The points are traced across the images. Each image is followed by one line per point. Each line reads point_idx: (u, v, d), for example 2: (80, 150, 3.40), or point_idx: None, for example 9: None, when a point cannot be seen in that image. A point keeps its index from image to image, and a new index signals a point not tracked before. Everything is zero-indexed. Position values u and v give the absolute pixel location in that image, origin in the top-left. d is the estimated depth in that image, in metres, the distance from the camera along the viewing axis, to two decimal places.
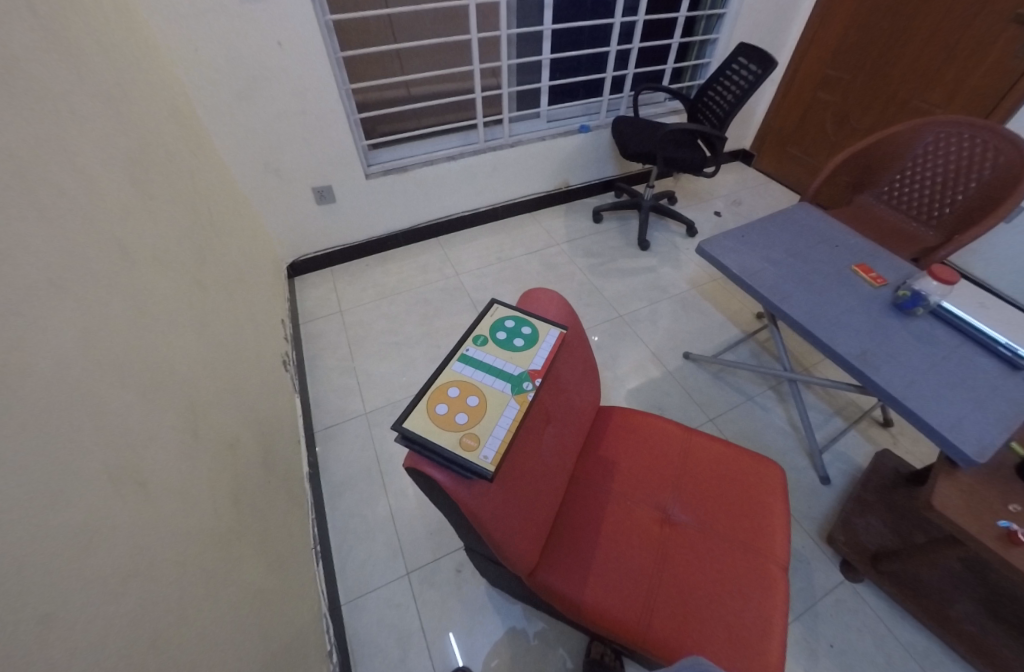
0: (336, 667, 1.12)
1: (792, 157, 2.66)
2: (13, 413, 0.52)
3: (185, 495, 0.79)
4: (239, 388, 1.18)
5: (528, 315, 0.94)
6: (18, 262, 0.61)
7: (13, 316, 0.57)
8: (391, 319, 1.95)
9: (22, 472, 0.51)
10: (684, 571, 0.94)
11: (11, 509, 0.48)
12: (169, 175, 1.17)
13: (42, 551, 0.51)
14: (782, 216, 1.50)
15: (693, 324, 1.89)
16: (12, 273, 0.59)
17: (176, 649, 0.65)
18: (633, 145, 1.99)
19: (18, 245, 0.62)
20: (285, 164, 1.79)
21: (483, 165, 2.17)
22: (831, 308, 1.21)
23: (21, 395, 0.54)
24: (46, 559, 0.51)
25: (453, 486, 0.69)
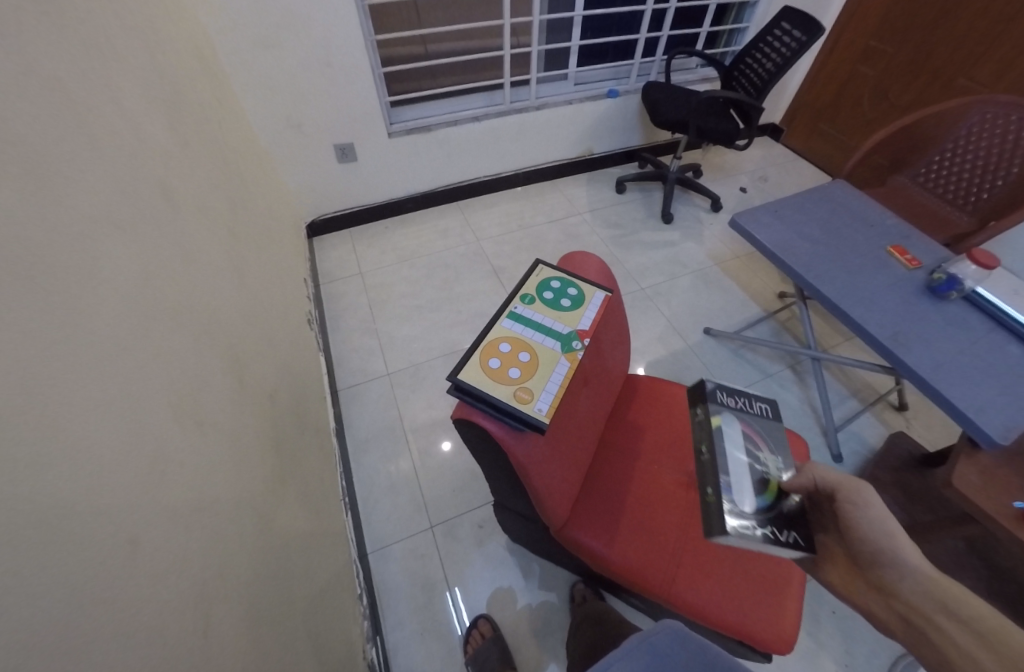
0: (366, 610, 1.18)
1: (822, 133, 2.60)
2: (83, 348, 0.53)
3: (234, 441, 0.81)
4: (273, 343, 1.19)
5: (573, 276, 0.94)
6: (81, 199, 0.61)
7: (82, 254, 0.58)
8: (411, 283, 1.94)
9: (97, 408, 0.53)
10: (707, 536, 0.98)
11: (90, 443, 0.50)
12: (201, 123, 1.14)
13: (120, 483, 0.52)
14: (817, 192, 1.49)
15: (714, 300, 1.89)
16: (75, 209, 0.59)
17: (235, 589, 0.68)
18: (665, 112, 1.93)
19: (78, 182, 0.61)
20: (307, 119, 1.74)
21: (507, 128, 2.11)
22: (864, 288, 1.22)
23: (90, 335, 0.55)
24: (123, 489, 0.53)
25: (504, 437, 0.74)
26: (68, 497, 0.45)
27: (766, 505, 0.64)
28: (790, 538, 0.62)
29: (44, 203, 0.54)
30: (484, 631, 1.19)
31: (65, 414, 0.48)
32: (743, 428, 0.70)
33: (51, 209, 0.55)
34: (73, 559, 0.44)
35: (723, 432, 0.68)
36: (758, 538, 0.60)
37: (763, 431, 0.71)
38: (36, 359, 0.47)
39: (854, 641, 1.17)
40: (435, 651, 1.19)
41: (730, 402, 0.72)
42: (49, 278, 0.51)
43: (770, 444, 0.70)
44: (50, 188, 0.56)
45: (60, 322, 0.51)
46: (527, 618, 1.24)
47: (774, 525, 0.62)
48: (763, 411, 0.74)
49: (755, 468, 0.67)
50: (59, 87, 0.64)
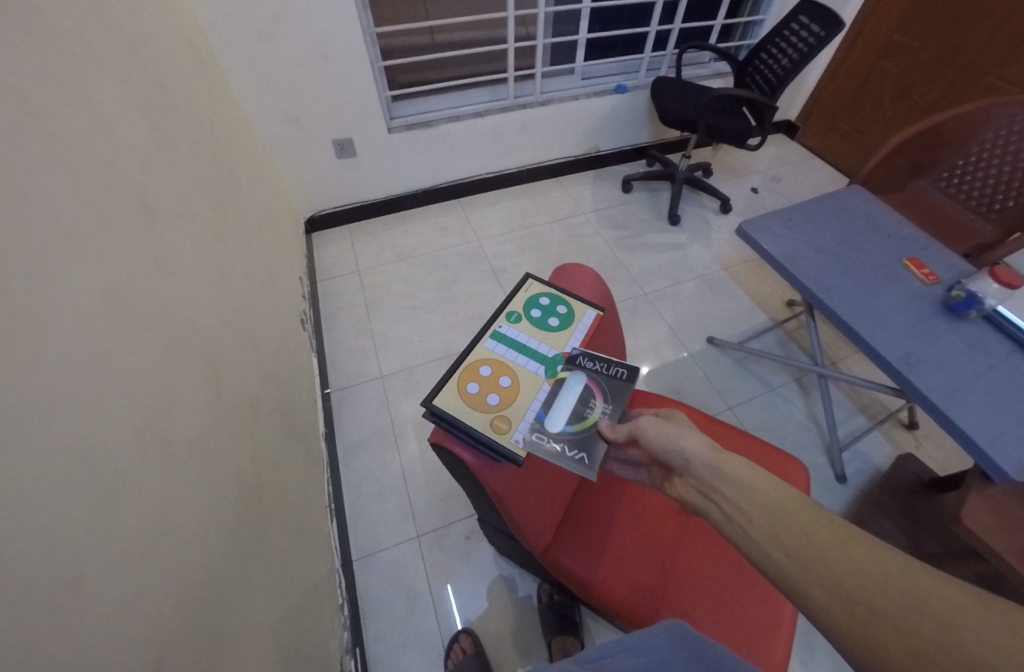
0: (347, 621, 1.17)
1: (840, 132, 2.48)
2: (35, 374, 0.51)
3: (206, 456, 0.79)
4: (259, 348, 1.17)
5: (564, 292, 0.90)
6: (39, 214, 0.59)
7: (38, 272, 0.56)
8: (408, 282, 1.91)
9: (49, 437, 0.51)
10: (696, 563, 0.94)
11: (38, 477, 0.48)
12: (187, 120, 1.11)
13: (71, 515, 0.51)
14: (830, 200, 1.42)
15: (719, 307, 1.83)
16: (32, 226, 0.57)
17: (198, 612, 0.66)
18: (673, 111, 1.86)
19: (35, 195, 0.59)
20: (304, 114, 1.70)
21: (511, 124, 2.05)
22: (875, 305, 1.16)
23: (39, 360, 0.53)
24: (75, 522, 0.51)
25: (479, 467, 0.70)
26: (6, 536, 0.43)
27: (571, 431, 0.71)
28: (578, 456, 0.69)
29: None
30: (465, 646, 1.17)
31: (7, 447, 0.46)
32: (588, 382, 0.77)
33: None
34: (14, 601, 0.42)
35: (564, 379, 0.77)
36: (541, 444, 0.70)
37: (607, 391, 0.76)
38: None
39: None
40: (416, 663, 1.18)
41: (587, 363, 0.79)
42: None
43: (605, 400, 0.75)
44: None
45: (5, 348, 0.49)
46: (511, 633, 1.22)
47: (570, 444, 0.70)
48: (619, 375, 0.77)
49: (578, 408, 0.74)
50: (15, 92, 0.60)
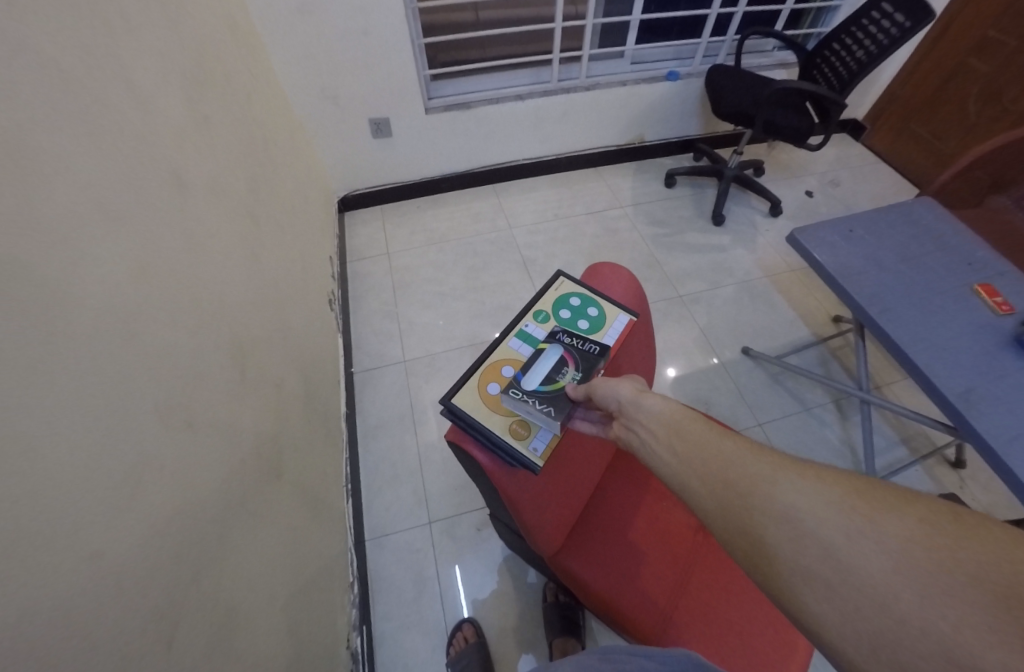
0: (356, 598, 1.20)
1: (912, 136, 2.28)
2: (65, 353, 0.52)
3: (227, 437, 0.80)
4: (285, 330, 1.18)
5: (596, 294, 0.85)
6: (72, 191, 0.58)
7: (70, 251, 0.55)
8: (436, 268, 1.89)
9: (77, 418, 0.51)
10: (703, 582, 0.92)
11: (66, 456, 0.49)
12: (225, 98, 1.10)
13: (96, 494, 0.51)
14: (896, 210, 1.31)
15: (758, 316, 1.74)
16: (65, 203, 0.56)
17: (214, 590, 0.67)
18: (728, 102, 1.75)
19: (68, 171, 0.58)
20: (343, 91, 1.68)
21: (552, 108, 1.96)
22: (936, 333, 1.06)
23: (69, 343, 0.53)
24: (100, 500, 0.52)
25: (494, 469, 0.69)
26: (32, 516, 0.43)
27: (541, 389, 0.68)
28: (546, 410, 0.65)
29: (24, 203, 0.51)
30: (467, 635, 1.18)
31: (36, 428, 0.46)
32: (563, 352, 0.73)
33: (33, 209, 0.52)
34: (41, 582, 0.43)
35: (540, 348, 0.74)
36: (510, 400, 0.68)
37: (582, 358, 0.71)
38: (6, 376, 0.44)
39: None
40: (420, 647, 1.20)
41: (565, 335, 0.76)
42: (25, 285, 0.49)
43: (579, 366, 0.71)
44: (34, 185, 0.52)
45: (37, 328, 0.49)
46: (514, 629, 1.22)
47: (539, 401, 0.66)
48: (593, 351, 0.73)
49: (550, 372, 0.70)
50: (53, 68, 0.59)
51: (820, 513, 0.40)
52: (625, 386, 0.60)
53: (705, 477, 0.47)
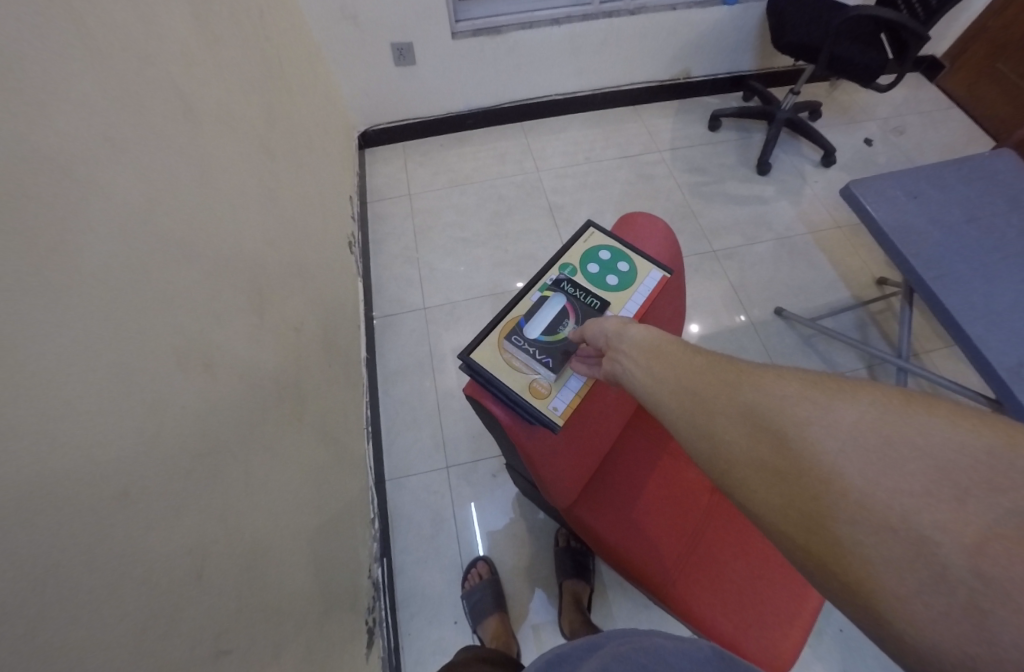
0: (377, 533, 1.26)
1: (997, 77, 2.03)
2: (81, 289, 0.50)
3: (247, 381, 0.81)
4: (304, 271, 1.15)
5: (627, 247, 0.79)
6: (72, 115, 0.53)
7: (76, 182, 0.52)
8: (459, 212, 1.82)
9: (96, 356, 0.50)
10: (716, 542, 0.93)
11: (88, 394, 0.48)
12: (235, 11, 1.01)
13: (122, 432, 0.51)
14: (967, 163, 1.18)
15: (795, 275, 1.65)
16: (65, 128, 0.52)
17: (238, 524, 0.70)
18: (791, 31, 1.55)
19: (67, 90, 0.53)
20: (363, 10, 1.54)
21: (591, 36, 1.79)
22: (994, 303, 0.98)
23: (82, 282, 0.50)
24: (124, 439, 0.51)
25: (511, 424, 0.68)
26: (61, 451, 0.43)
27: (541, 338, 0.69)
28: (544, 361, 0.67)
29: (24, 125, 0.46)
30: (481, 572, 1.25)
31: (58, 364, 0.45)
32: (564, 304, 0.72)
33: (32, 134, 0.47)
34: (74, 520, 0.43)
35: (544, 295, 0.73)
36: (511, 347, 0.69)
37: (584, 311, 0.71)
38: (21, 315, 0.42)
39: (856, 662, 1.11)
40: (435, 579, 1.27)
41: (571, 285, 0.74)
42: (34, 219, 0.45)
43: (580, 319, 0.71)
44: (33, 106, 0.48)
45: (52, 261, 0.46)
46: (526, 568, 1.28)
47: (538, 350, 0.68)
48: (594, 304, 0.72)
49: (551, 322, 0.70)
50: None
51: (778, 404, 0.38)
52: (612, 325, 0.59)
53: (684, 403, 0.45)
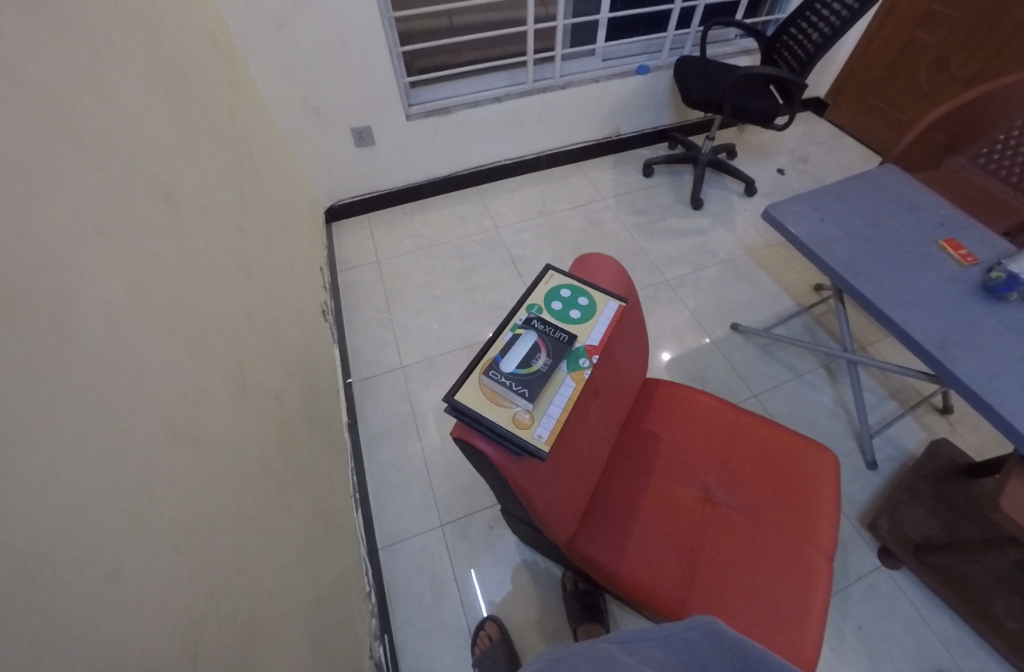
0: (376, 607, 1.18)
1: (872, 109, 2.40)
2: (75, 363, 0.50)
3: (234, 447, 0.76)
4: (283, 339, 1.17)
5: (585, 283, 0.84)
6: (66, 199, 0.56)
7: (70, 262, 0.53)
8: (427, 272, 1.91)
9: (89, 425, 0.49)
10: (725, 553, 0.89)
11: (80, 461, 0.46)
12: (209, 111, 1.11)
13: (119, 502, 0.49)
14: (861, 180, 1.37)
15: (744, 293, 1.79)
16: (61, 211, 0.55)
17: (243, 596, 0.65)
18: (698, 90, 1.81)
19: (63, 179, 0.56)
20: (324, 102, 1.70)
21: (529, 109, 2.02)
22: (909, 290, 1.11)
23: (78, 347, 0.51)
24: (122, 508, 0.49)
25: (503, 461, 0.66)
26: (54, 522, 0.41)
27: (517, 371, 0.69)
28: (521, 392, 0.67)
29: (25, 210, 0.49)
30: (491, 634, 1.17)
31: (51, 432, 0.44)
32: (535, 339, 0.74)
33: (33, 220, 0.50)
34: (80, 586, 0.42)
35: (516, 333, 0.75)
36: (489, 380, 0.69)
37: (554, 345, 0.73)
38: (17, 389, 0.42)
39: (881, 656, 1.10)
40: (443, 650, 1.18)
41: (541, 321, 0.77)
42: (31, 287, 0.47)
43: (552, 353, 0.73)
44: (33, 198, 0.51)
45: (42, 334, 0.47)
46: (538, 621, 1.22)
47: (514, 382, 0.68)
48: (562, 338, 0.75)
49: (525, 356, 0.72)
50: (45, 75, 0.59)
51: None
52: None
53: None
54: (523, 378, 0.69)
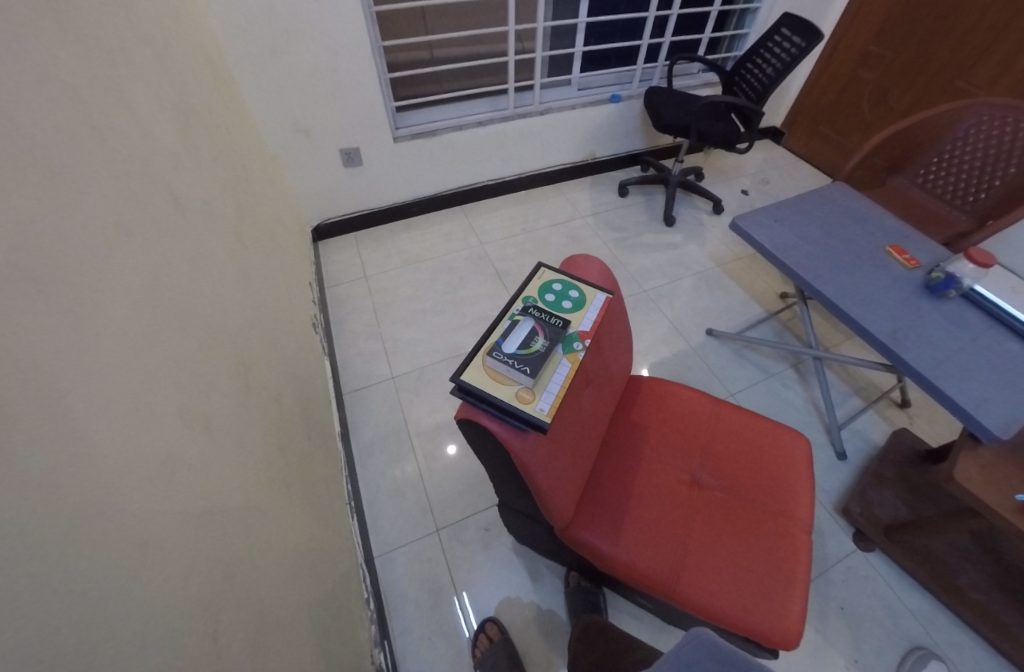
0: (373, 613, 1.17)
1: (823, 137, 2.63)
2: (95, 343, 0.53)
3: (237, 439, 0.77)
4: (280, 345, 1.19)
5: (574, 278, 0.91)
6: (86, 195, 0.59)
7: (90, 251, 0.57)
8: (415, 286, 1.96)
9: (106, 403, 0.52)
10: (712, 531, 0.94)
11: (97, 434, 0.49)
12: (210, 127, 1.16)
13: (129, 477, 0.51)
14: (815, 194, 1.51)
15: (717, 301, 1.91)
16: (82, 205, 0.58)
17: (243, 584, 0.66)
18: (666, 116, 1.96)
19: (83, 176, 0.60)
20: (314, 124, 1.77)
21: (511, 133, 2.13)
22: (863, 289, 1.23)
23: (98, 330, 0.54)
24: (133, 483, 0.51)
25: (507, 436, 0.71)
26: (70, 487, 0.43)
27: (518, 352, 0.75)
28: (522, 369, 0.72)
29: (53, 202, 0.53)
30: (491, 634, 1.17)
31: (75, 404, 0.47)
32: (533, 325, 0.80)
33: (59, 208, 0.54)
34: (90, 552, 0.44)
35: (514, 320, 0.80)
36: (493, 361, 0.74)
37: (551, 329, 0.79)
38: (45, 363, 0.45)
39: (863, 636, 1.15)
40: (440, 655, 1.17)
41: (537, 309, 0.83)
42: (52, 273, 0.50)
43: (548, 336, 0.78)
44: (60, 190, 0.55)
45: (67, 315, 0.50)
46: (535, 621, 1.22)
47: (516, 361, 0.73)
48: (558, 324, 0.81)
49: (524, 339, 0.77)
50: (70, 82, 0.63)
51: None
52: None
53: None
54: (523, 358, 0.74)
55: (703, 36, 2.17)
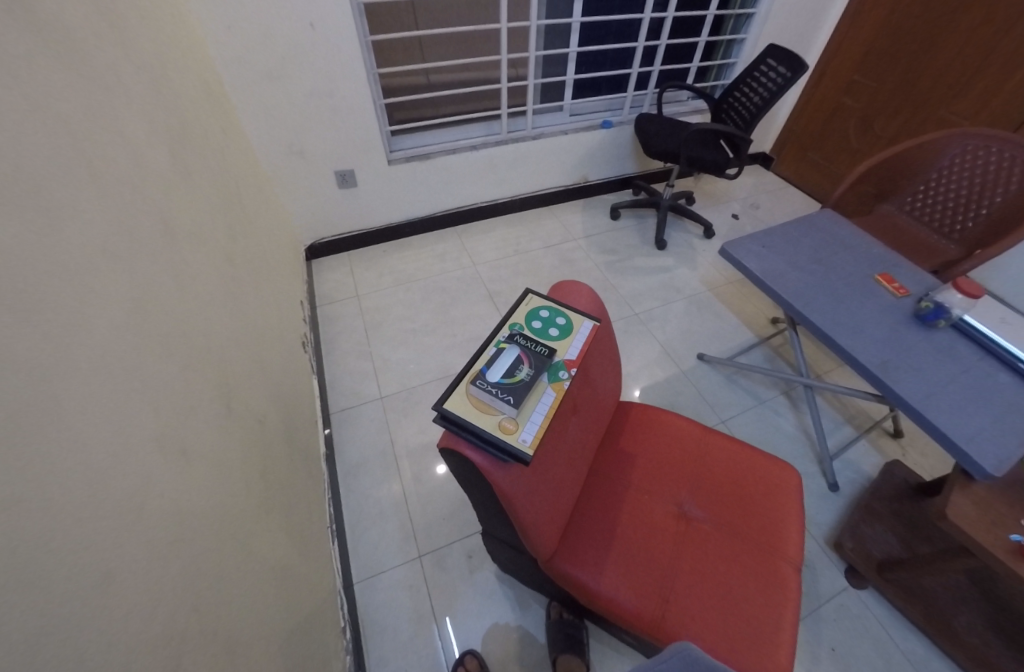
0: (349, 644, 1.13)
1: (813, 163, 2.66)
2: (77, 373, 0.53)
3: (216, 467, 0.76)
4: (267, 366, 1.18)
5: (561, 305, 0.91)
6: (75, 223, 0.60)
7: (76, 280, 0.57)
8: (406, 306, 1.96)
9: (86, 436, 0.51)
10: (699, 565, 0.92)
11: (73, 470, 0.48)
12: (203, 150, 1.17)
13: (105, 513, 0.50)
14: (805, 221, 1.53)
15: (707, 325, 1.91)
16: (70, 233, 0.58)
17: (217, 623, 0.64)
18: (656, 142, 2.00)
19: (73, 204, 0.60)
20: (309, 146, 1.79)
21: (504, 156, 2.16)
22: (852, 318, 1.23)
23: (81, 360, 0.54)
24: (108, 519, 0.50)
25: (490, 468, 0.69)
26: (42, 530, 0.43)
27: (502, 381, 0.74)
28: (506, 399, 0.71)
29: (40, 231, 0.53)
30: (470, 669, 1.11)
31: (52, 440, 0.46)
32: (518, 353, 0.79)
33: (46, 237, 0.54)
34: (62, 595, 0.43)
35: (500, 347, 0.80)
36: (476, 390, 0.73)
37: (536, 357, 0.79)
38: (26, 396, 0.45)
39: None
40: None
41: (523, 337, 0.82)
42: (36, 304, 0.50)
43: (534, 365, 0.78)
44: (48, 219, 0.55)
45: (50, 347, 0.50)
46: (517, 657, 1.18)
47: (500, 390, 0.73)
48: (543, 352, 0.80)
49: (508, 367, 0.76)
50: (65, 110, 0.64)
51: None
52: None
53: None
54: (507, 387, 0.73)
55: (692, 65, 2.22)
